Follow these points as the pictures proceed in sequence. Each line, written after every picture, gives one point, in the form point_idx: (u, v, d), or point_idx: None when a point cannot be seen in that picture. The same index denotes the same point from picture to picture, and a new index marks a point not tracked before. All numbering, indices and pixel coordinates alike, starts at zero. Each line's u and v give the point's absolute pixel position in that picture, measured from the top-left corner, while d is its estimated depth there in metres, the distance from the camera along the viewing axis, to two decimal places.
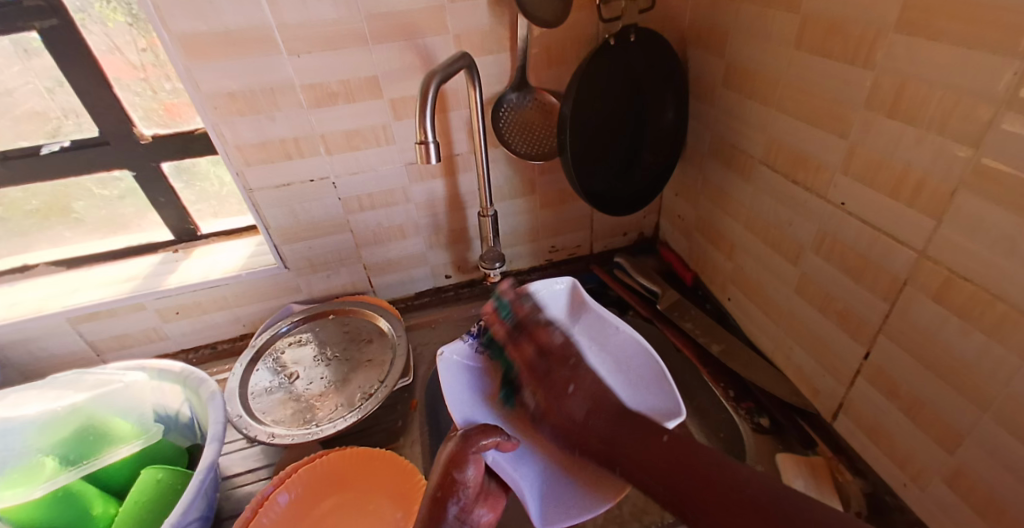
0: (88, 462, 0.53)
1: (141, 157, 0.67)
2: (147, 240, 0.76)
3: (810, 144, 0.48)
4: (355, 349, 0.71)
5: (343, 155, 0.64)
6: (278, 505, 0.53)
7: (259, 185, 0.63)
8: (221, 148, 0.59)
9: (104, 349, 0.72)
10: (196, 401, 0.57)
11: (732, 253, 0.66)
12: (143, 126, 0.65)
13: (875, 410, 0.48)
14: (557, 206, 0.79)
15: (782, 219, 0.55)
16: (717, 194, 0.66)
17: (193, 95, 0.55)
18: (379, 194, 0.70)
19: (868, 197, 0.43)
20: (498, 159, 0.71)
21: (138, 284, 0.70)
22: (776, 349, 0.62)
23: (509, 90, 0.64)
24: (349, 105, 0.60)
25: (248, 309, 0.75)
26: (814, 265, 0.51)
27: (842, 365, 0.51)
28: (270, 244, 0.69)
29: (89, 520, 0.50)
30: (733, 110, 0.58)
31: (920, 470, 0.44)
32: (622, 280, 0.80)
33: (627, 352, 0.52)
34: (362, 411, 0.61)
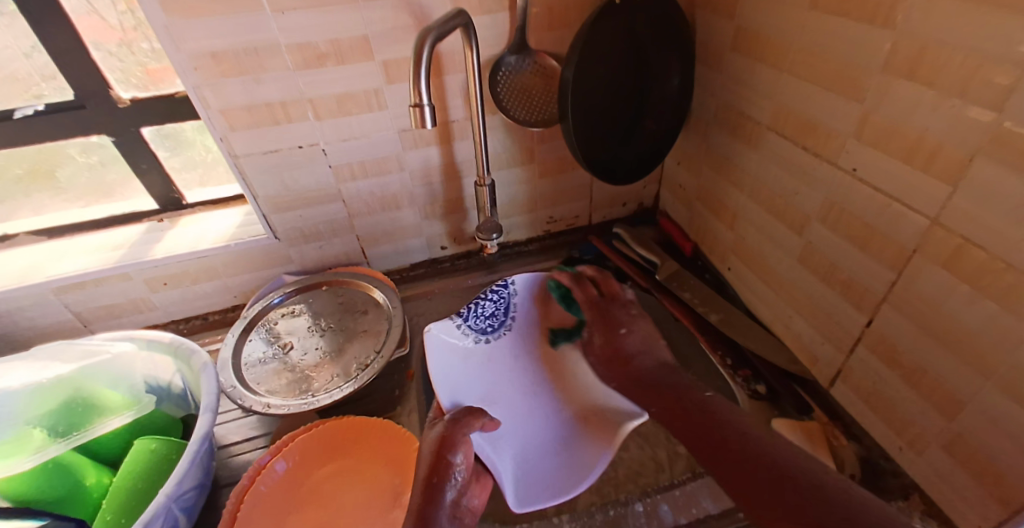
0: (78, 434, 0.53)
1: (122, 121, 0.64)
2: (132, 209, 0.73)
3: (822, 110, 0.46)
4: (350, 320, 0.70)
5: (334, 120, 0.61)
6: (275, 473, 0.53)
7: (247, 151, 0.61)
8: (204, 113, 0.56)
9: (90, 319, 0.71)
10: (188, 371, 0.56)
11: (734, 224, 0.65)
12: (120, 88, 0.62)
13: (874, 379, 0.48)
14: (556, 175, 0.77)
15: (787, 188, 0.54)
16: (721, 163, 0.64)
17: (173, 56, 0.51)
18: (372, 162, 0.67)
19: (881, 164, 0.42)
20: (496, 126, 0.68)
21: (124, 253, 0.68)
22: (774, 318, 0.62)
23: (508, 52, 0.61)
24: (339, 66, 0.57)
25: (240, 280, 0.74)
26: (819, 234, 0.51)
27: (843, 335, 0.51)
28: (260, 212, 0.67)
29: (83, 490, 0.49)
30: (741, 74, 0.56)
31: (917, 436, 0.45)
32: (621, 250, 0.79)
33: (587, 339, 0.62)
34: (359, 380, 0.60)
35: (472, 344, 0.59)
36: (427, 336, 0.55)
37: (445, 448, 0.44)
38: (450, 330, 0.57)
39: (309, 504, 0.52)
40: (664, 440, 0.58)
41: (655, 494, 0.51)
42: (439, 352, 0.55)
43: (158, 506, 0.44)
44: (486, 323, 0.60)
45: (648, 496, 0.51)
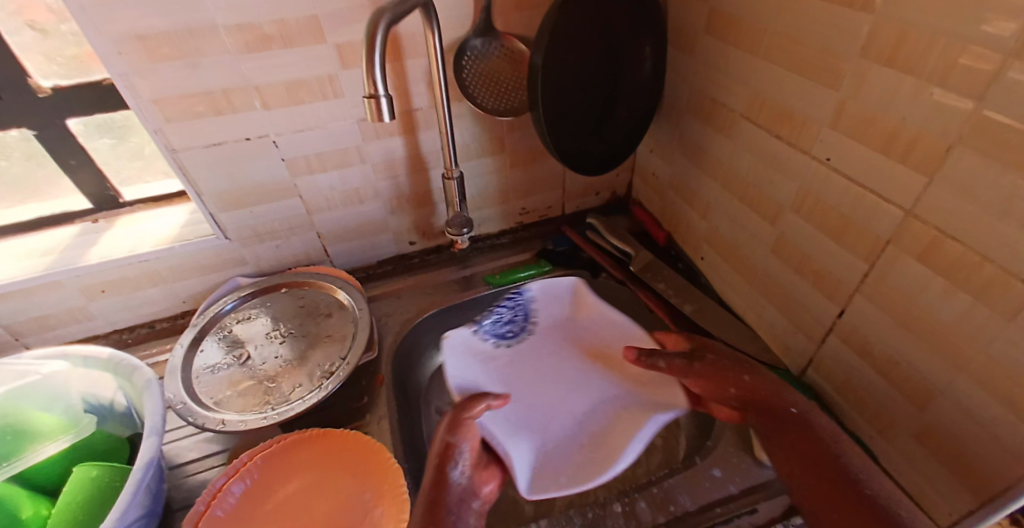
0: (8, 463, 0.48)
1: (40, 112, 0.57)
2: (60, 209, 0.66)
3: (798, 96, 0.45)
4: (312, 324, 0.66)
5: (285, 109, 0.56)
6: (232, 497, 0.49)
7: (187, 145, 0.55)
8: (134, 103, 0.50)
9: (23, 332, 0.64)
10: (131, 389, 0.52)
11: (707, 214, 0.64)
12: (41, 76, 0.55)
13: (846, 368, 0.48)
14: (527, 165, 0.74)
15: (761, 178, 0.52)
16: (694, 151, 0.63)
17: (93, 39, 0.45)
18: (330, 154, 0.62)
19: (857, 154, 0.41)
20: (463, 114, 0.65)
21: (55, 259, 0.62)
22: (747, 308, 0.61)
23: (473, 34, 0.57)
24: (287, 50, 0.52)
25: (190, 283, 0.68)
26: (793, 225, 0.50)
27: (816, 324, 0.51)
28: (205, 211, 0.62)
29: (18, 526, 0.44)
30: (715, 59, 0.54)
31: (888, 425, 0.45)
32: (594, 242, 0.77)
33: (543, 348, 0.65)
34: (324, 391, 0.57)
35: (491, 347, 0.64)
36: (445, 339, 0.60)
37: (450, 432, 0.48)
38: (465, 336, 0.62)
39: (269, 525, 0.48)
40: (640, 437, 0.61)
41: (633, 494, 0.50)
42: (454, 357, 0.60)
43: None
44: (506, 326, 0.65)
45: (626, 496, 0.50)
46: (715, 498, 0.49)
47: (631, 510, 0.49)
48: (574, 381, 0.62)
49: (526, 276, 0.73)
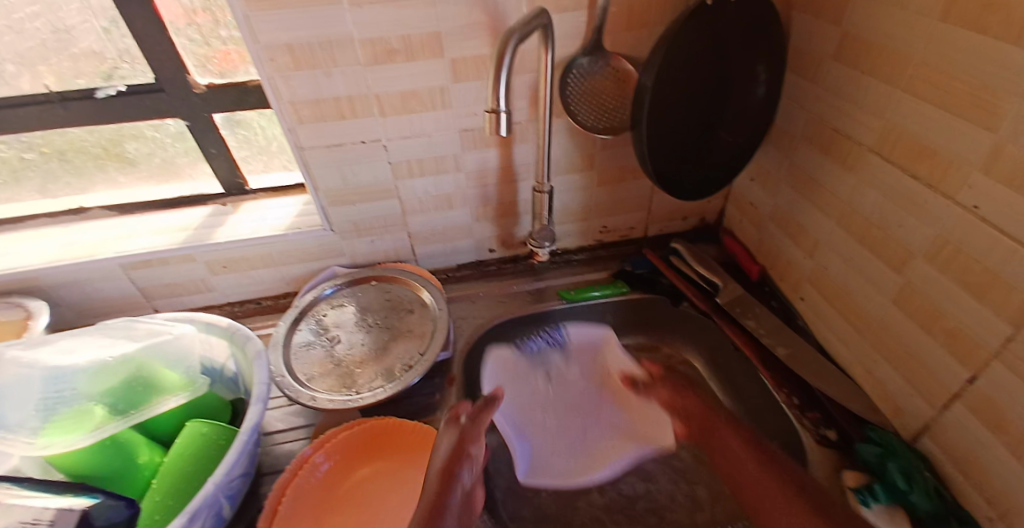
0: (135, 412, 0.54)
1: (195, 106, 0.65)
2: (198, 191, 0.76)
3: (944, 134, 0.41)
4: (396, 319, 0.70)
5: (397, 116, 0.60)
6: (316, 471, 0.53)
7: (311, 144, 0.61)
8: (275, 104, 0.56)
9: (154, 295, 0.73)
10: (242, 358, 0.58)
11: (814, 251, 0.60)
12: (198, 75, 0.64)
13: (970, 439, 0.43)
14: (615, 184, 0.74)
15: (888, 219, 0.48)
16: (806, 183, 0.59)
17: (250, 46, 0.51)
18: (430, 161, 0.66)
19: (1012, 205, 0.36)
20: (559, 130, 0.66)
21: (190, 235, 0.70)
22: (852, 359, 0.57)
23: (581, 53, 0.58)
24: (408, 63, 0.56)
25: (293, 268, 0.75)
26: (924, 274, 0.45)
27: (939, 388, 0.46)
28: (319, 205, 0.67)
29: (136, 468, 0.50)
30: (844, 88, 0.51)
31: (1018, 514, 0.40)
32: (679, 267, 0.74)
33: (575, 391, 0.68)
34: (403, 383, 0.60)
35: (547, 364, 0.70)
36: (491, 356, 0.70)
37: (467, 437, 0.45)
38: (506, 356, 0.71)
39: (346, 507, 0.52)
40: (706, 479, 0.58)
41: None
42: (496, 368, 0.70)
43: (206, 495, 0.44)
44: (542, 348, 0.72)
45: None
46: None
47: None
48: (597, 414, 0.66)
49: (598, 296, 0.74)
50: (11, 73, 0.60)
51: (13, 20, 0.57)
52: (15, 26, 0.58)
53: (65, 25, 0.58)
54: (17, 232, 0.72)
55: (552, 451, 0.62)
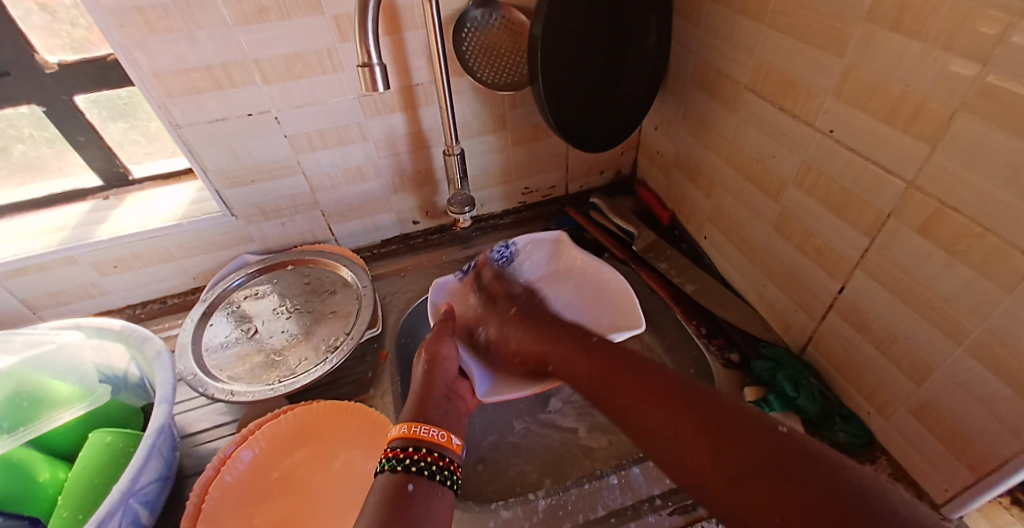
0: (26, 429, 0.49)
1: (49, 89, 0.57)
2: (73, 186, 0.68)
3: (804, 64, 0.43)
4: (317, 301, 0.67)
5: (284, 84, 0.56)
6: (241, 463, 0.51)
7: (189, 121, 0.56)
8: (135, 76, 0.51)
9: (38, 306, 0.66)
10: (143, 360, 0.54)
11: (711, 191, 0.63)
12: (46, 51, 0.56)
13: (844, 344, 0.48)
14: (529, 143, 0.73)
15: (766, 152, 0.51)
16: (698, 125, 0.61)
17: (91, 10, 0.46)
18: (330, 131, 0.63)
19: (861, 124, 0.39)
20: (463, 90, 0.64)
21: (66, 235, 0.63)
22: (750, 287, 0.61)
23: (472, 5, 0.56)
24: (284, 23, 0.52)
25: (197, 261, 0.70)
26: (797, 201, 0.49)
27: (817, 302, 0.50)
28: (212, 189, 0.63)
29: (36, 487, 0.46)
30: (721, 28, 0.52)
31: (887, 401, 0.45)
32: (597, 221, 0.76)
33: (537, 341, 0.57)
34: (329, 364, 0.59)
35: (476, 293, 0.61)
36: (432, 283, 0.59)
37: (431, 344, 0.51)
38: (451, 280, 0.60)
39: (276, 496, 0.50)
40: None
41: (631, 466, 0.51)
42: (439, 295, 0.59)
43: (114, 502, 0.41)
44: (486, 272, 0.62)
45: (623, 468, 0.51)
46: None
47: (625, 480, 0.50)
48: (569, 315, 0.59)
49: None
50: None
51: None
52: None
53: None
54: None
55: (510, 372, 0.53)
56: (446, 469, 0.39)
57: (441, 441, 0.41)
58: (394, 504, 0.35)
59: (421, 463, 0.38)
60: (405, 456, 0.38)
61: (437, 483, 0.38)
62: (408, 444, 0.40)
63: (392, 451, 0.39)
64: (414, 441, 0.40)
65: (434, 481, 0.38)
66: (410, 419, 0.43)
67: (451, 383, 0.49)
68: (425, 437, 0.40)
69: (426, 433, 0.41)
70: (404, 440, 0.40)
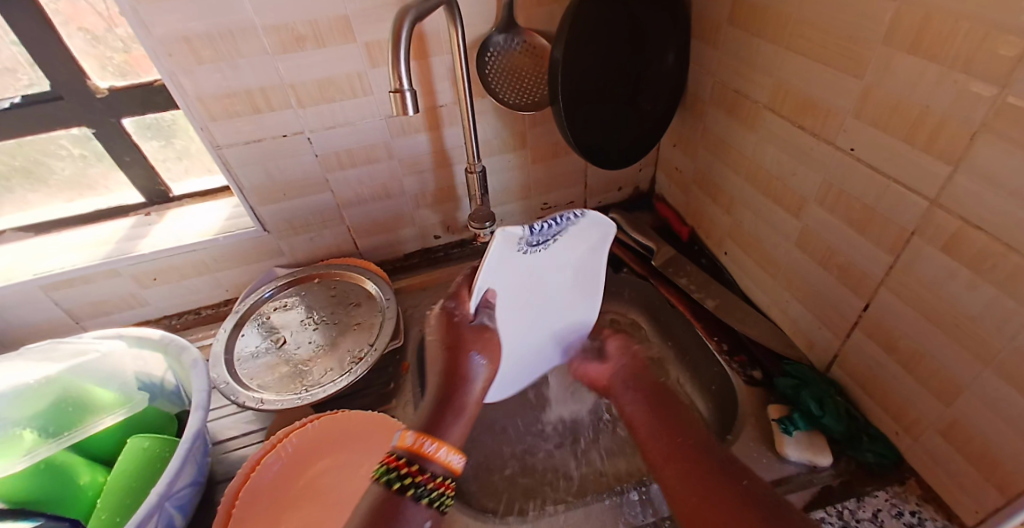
0: (70, 433, 0.51)
1: (100, 113, 0.62)
2: (116, 203, 0.72)
3: (822, 84, 0.44)
4: (343, 313, 0.69)
5: (316, 107, 0.59)
6: (270, 470, 0.53)
7: (228, 141, 0.59)
8: (180, 101, 0.54)
9: (81, 316, 0.70)
10: (180, 368, 0.56)
11: (731, 207, 0.63)
12: (97, 78, 0.60)
13: (870, 361, 0.48)
14: (549, 160, 0.75)
15: (786, 170, 0.52)
16: (717, 143, 0.62)
17: (144, 40, 0.49)
18: (358, 150, 0.65)
19: (881, 143, 0.40)
20: (485, 110, 0.66)
21: (110, 249, 0.67)
22: (772, 304, 0.61)
23: (495, 31, 0.59)
24: (319, 50, 0.55)
25: (229, 273, 0.73)
26: (818, 218, 0.49)
27: (840, 318, 0.50)
28: (246, 205, 0.66)
29: (77, 489, 0.48)
30: (738, 49, 0.53)
31: (915, 421, 0.44)
32: (616, 236, 0.77)
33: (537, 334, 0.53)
34: (354, 374, 0.60)
35: (522, 259, 0.44)
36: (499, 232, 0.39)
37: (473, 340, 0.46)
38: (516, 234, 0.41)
39: (303, 503, 0.52)
40: None
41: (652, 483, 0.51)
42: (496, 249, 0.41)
43: (152, 505, 0.43)
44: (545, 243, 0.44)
45: (644, 485, 0.51)
46: None
47: (646, 497, 0.49)
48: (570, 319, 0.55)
49: None
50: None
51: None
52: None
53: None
54: None
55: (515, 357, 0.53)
56: (437, 491, 0.39)
57: (447, 465, 0.40)
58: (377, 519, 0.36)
59: (421, 489, 0.38)
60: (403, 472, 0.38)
61: (423, 505, 0.38)
62: (410, 456, 0.40)
63: (393, 459, 0.40)
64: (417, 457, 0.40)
65: (421, 504, 0.38)
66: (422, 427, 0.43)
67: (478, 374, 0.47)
68: (431, 455, 0.40)
69: (436, 453, 0.40)
70: (408, 451, 0.40)
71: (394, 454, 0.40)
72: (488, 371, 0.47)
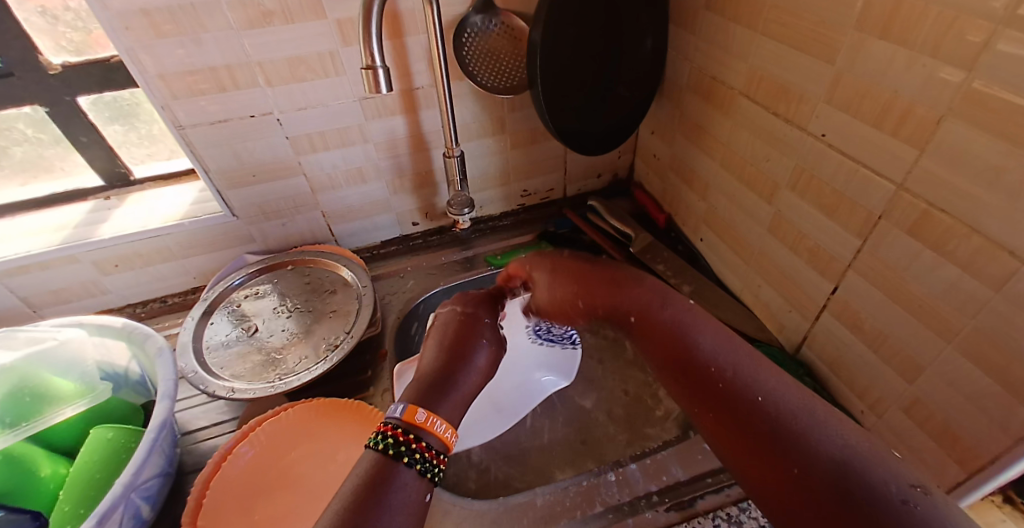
0: (28, 424, 0.49)
1: (54, 90, 0.58)
2: (73, 186, 0.68)
3: (796, 70, 0.44)
4: (317, 300, 0.68)
5: (287, 87, 0.57)
6: (242, 458, 0.52)
7: (193, 122, 0.57)
8: (141, 79, 0.52)
9: (39, 304, 0.67)
10: (145, 357, 0.54)
11: (706, 193, 0.64)
12: (51, 54, 0.56)
13: (837, 342, 0.49)
14: (528, 146, 0.75)
15: (759, 155, 0.52)
16: (693, 129, 0.63)
17: (98, 13, 0.46)
18: (332, 133, 0.64)
19: (851, 127, 0.41)
20: (464, 94, 0.65)
21: (69, 234, 0.64)
22: (744, 288, 0.62)
23: (473, 11, 0.57)
24: (288, 26, 0.53)
25: (198, 260, 0.70)
26: (790, 203, 0.50)
27: (810, 301, 0.51)
28: (214, 189, 0.63)
29: (37, 482, 0.46)
30: (715, 35, 0.53)
31: (879, 399, 0.46)
32: (594, 223, 0.78)
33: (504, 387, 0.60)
34: (329, 362, 0.59)
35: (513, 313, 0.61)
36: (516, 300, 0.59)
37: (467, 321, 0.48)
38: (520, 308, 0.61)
39: (276, 490, 0.50)
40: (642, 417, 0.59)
41: (627, 463, 0.51)
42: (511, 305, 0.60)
43: (117, 496, 0.41)
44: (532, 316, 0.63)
45: (620, 465, 0.51)
46: (713, 468, 0.50)
47: (622, 477, 0.50)
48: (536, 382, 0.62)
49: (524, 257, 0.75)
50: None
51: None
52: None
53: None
54: None
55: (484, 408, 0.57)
56: (432, 463, 0.35)
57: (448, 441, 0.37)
58: (368, 487, 0.32)
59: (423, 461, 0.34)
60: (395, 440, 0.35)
61: (416, 475, 0.34)
62: (407, 426, 0.36)
63: (393, 428, 0.36)
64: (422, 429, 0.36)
65: (414, 474, 0.34)
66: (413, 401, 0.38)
67: (470, 372, 0.43)
68: (425, 426, 0.36)
69: (439, 428, 0.37)
70: (401, 421, 0.36)
71: (397, 423, 0.36)
72: (488, 357, 0.45)
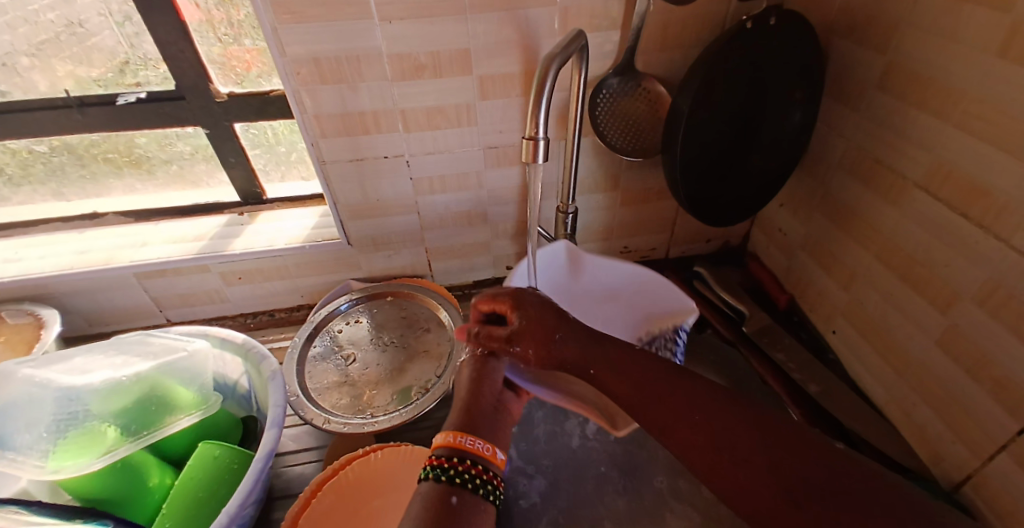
0: (149, 433, 0.51)
1: (216, 115, 0.64)
2: (213, 199, 0.74)
3: (998, 172, 0.39)
4: (412, 337, 0.68)
5: (422, 132, 0.59)
6: (329, 498, 0.51)
7: (333, 158, 0.60)
8: (299, 116, 0.55)
9: (166, 305, 0.73)
10: (257, 375, 0.57)
11: (850, 284, 0.58)
12: (220, 83, 0.62)
13: (1015, 493, 0.41)
14: (639, 205, 0.72)
15: (934, 258, 0.46)
16: (842, 211, 0.57)
17: (277, 59, 0.50)
18: (451, 177, 0.65)
19: None
20: (587, 149, 0.64)
21: (205, 245, 0.69)
22: (889, 400, 0.55)
23: (612, 73, 0.56)
24: (435, 80, 0.55)
25: (308, 280, 0.74)
26: (971, 318, 0.43)
27: (985, 438, 0.43)
28: (337, 218, 0.66)
29: (146, 490, 0.49)
30: (887, 118, 0.49)
31: None
32: (702, 293, 0.74)
33: None
34: (418, 406, 0.59)
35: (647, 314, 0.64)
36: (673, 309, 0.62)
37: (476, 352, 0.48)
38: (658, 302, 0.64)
39: None
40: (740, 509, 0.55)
41: None
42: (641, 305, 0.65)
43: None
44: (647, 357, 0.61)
45: None
46: None
47: None
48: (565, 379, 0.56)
49: None
50: (26, 67, 0.58)
51: (30, 13, 0.55)
52: (32, 17, 0.56)
53: (79, 17, 0.56)
54: (32, 237, 0.71)
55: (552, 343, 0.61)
56: (488, 483, 0.37)
57: (486, 454, 0.39)
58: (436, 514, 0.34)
59: (464, 475, 0.36)
60: (449, 466, 0.37)
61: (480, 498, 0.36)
62: (449, 453, 0.38)
63: (433, 459, 0.38)
64: (459, 451, 0.38)
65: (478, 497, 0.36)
66: (457, 426, 0.41)
67: (501, 396, 0.46)
68: (457, 444, 0.38)
69: (471, 444, 0.39)
70: (445, 448, 0.38)
71: (433, 454, 0.39)
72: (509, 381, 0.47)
